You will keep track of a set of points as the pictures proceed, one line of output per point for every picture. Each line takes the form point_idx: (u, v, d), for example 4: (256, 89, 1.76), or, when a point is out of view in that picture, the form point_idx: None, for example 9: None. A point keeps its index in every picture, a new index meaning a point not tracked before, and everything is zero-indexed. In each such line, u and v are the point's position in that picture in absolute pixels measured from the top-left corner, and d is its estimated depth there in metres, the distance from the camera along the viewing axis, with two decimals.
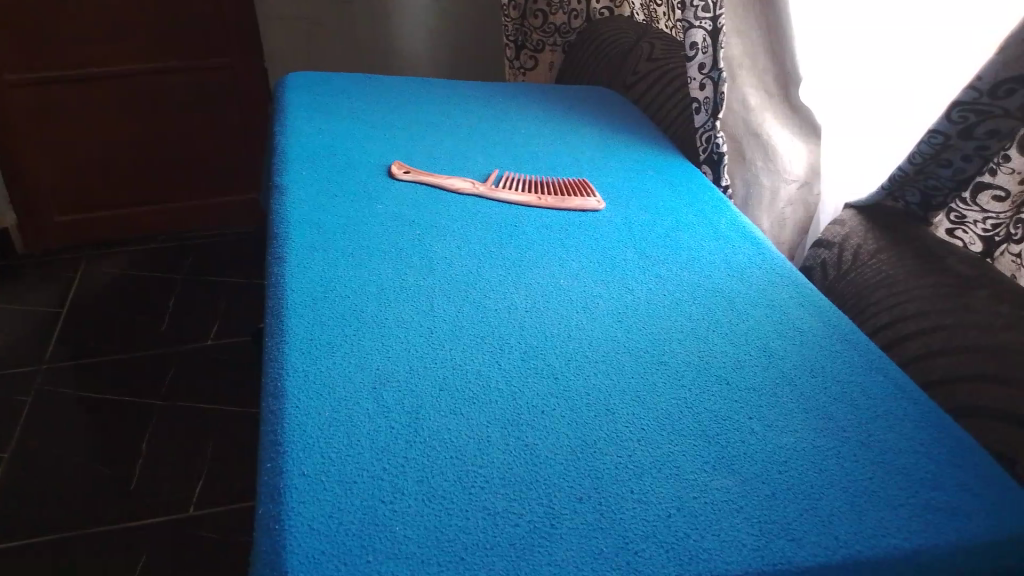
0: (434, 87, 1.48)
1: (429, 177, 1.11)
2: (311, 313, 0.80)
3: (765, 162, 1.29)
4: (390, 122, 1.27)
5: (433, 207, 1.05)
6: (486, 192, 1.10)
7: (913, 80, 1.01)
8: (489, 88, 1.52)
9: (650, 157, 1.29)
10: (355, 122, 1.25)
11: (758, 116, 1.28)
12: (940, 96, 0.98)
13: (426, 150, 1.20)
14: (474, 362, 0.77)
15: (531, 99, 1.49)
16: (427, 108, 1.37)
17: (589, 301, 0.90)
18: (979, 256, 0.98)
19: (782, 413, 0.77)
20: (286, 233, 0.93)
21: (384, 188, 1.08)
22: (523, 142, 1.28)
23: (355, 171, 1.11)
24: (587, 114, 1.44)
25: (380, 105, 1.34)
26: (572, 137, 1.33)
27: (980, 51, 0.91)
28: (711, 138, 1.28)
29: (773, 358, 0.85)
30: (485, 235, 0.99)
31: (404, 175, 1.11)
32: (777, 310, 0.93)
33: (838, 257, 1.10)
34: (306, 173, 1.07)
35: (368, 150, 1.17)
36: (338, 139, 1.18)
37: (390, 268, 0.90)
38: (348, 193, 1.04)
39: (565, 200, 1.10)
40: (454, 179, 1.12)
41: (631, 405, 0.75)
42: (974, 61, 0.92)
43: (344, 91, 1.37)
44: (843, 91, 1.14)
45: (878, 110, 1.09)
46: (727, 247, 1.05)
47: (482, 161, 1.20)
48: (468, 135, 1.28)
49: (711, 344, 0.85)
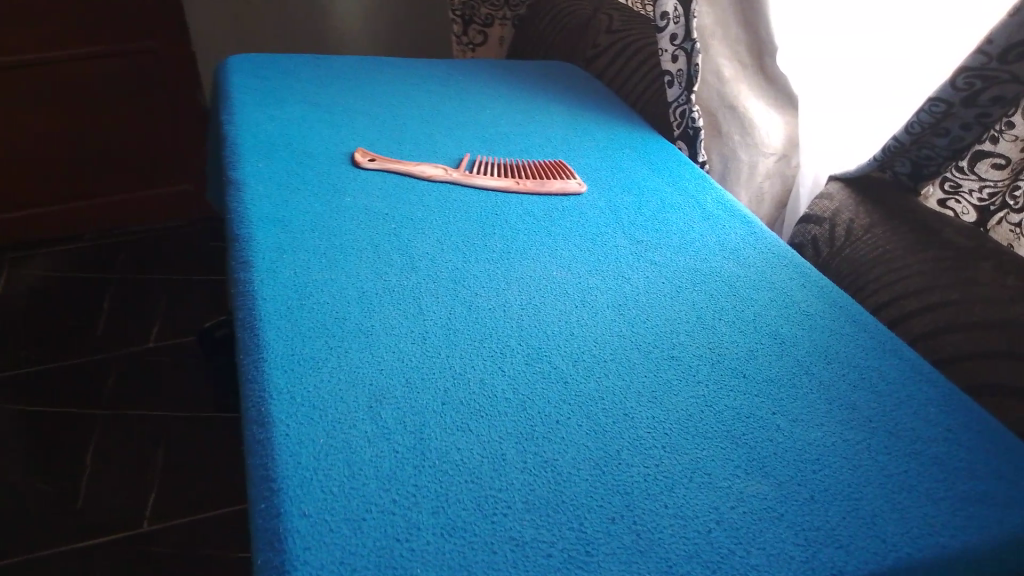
0: (385, 67, 1.39)
1: (396, 164, 1.03)
2: (288, 325, 0.72)
3: (742, 135, 1.24)
4: (346, 107, 1.18)
5: (405, 198, 0.97)
6: (461, 178, 1.02)
7: (909, 49, 0.99)
8: (445, 66, 1.44)
9: (624, 134, 1.23)
10: (308, 108, 1.15)
11: (734, 88, 1.23)
12: (942, 65, 0.95)
13: (390, 135, 1.12)
14: (476, 370, 0.70)
15: (490, 77, 1.41)
16: (383, 89, 1.28)
17: (587, 294, 0.83)
18: (972, 226, 0.95)
19: (806, 406, 0.72)
20: (250, 233, 0.84)
21: (350, 178, 1.00)
22: (491, 124, 1.21)
23: (317, 160, 1.02)
24: (552, 91, 1.37)
25: (333, 87, 1.25)
26: (540, 116, 1.26)
27: (990, 17, 0.88)
28: (686, 112, 1.23)
29: (786, 345, 0.80)
30: (466, 226, 0.92)
31: (369, 162, 1.03)
32: (780, 293, 0.89)
33: (830, 233, 1.05)
34: (263, 165, 0.98)
35: (327, 138, 1.08)
36: (293, 127, 1.09)
37: (369, 269, 0.82)
38: (311, 186, 0.96)
39: (544, 183, 1.03)
40: (424, 166, 1.04)
41: (650, 408, 0.69)
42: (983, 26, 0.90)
43: (291, 74, 1.27)
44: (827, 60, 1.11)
45: (869, 80, 1.06)
46: (718, 227, 1.00)
47: (452, 145, 1.13)
48: (431, 118, 1.20)
49: (721, 333, 0.80)
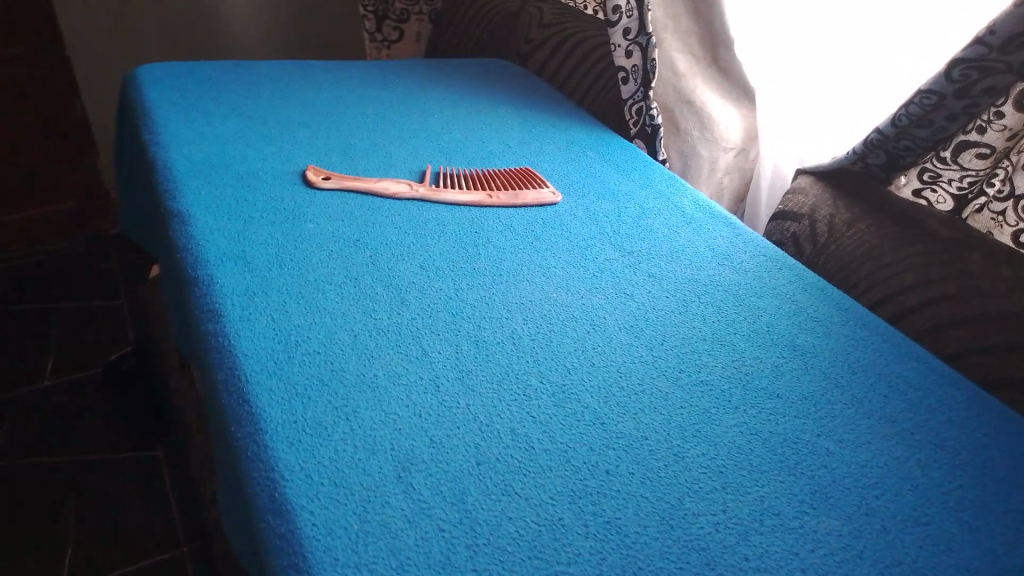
0: (313, 71, 1.27)
1: (353, 182, 0.93)
2: (281, 385, 0.62)
3: (701, 131, 1.20)
4: (282, 120, 1.07)
5: (373, 220, 0.87)
6: (429, 193, 0.94)
7: (884, 48, 0.94)
8: (377, 70, 1.33)
9: (580, 134, 1.17)
10: (241, 124, 1.03)
11: (689, 82, 1.18)
12: (924, 68, 0.89)
13: (337, 148, 1.02)
14: (504, 417, 0.63)
15: (428, 79, 1.31)
16: (316, 98, 1.16)
17: (595, 316, 0.77)
18: (948, 215, 0.93)
19: (846, 424, 0.69)
20: (210, 276, 0.73)
21: (306, 201, 0.89)
22: (441, 132, 1.12)
23: (265, 183, 0.91)
24: (495, 91, 1.30)
25: (264, 97, 1.13)
26: (491, 119, 1.18)
27: (976, 20, 0.83)
28: (642, 109, 1.18)
29: (807, 357, 0.76)
30: (447, 250, 0.84)
31: (324, 181, 0.92)
32: (785, 298, 0.85)
33: (812, 229, 1.02)
34: (206, 194, 0.86)
35: (269, 157, 0.96)
36: (229, 147, 0.97)
37: (355, 306, 0.73)
38: (265, 213, 0.85)
39: (518, 194, 0.97)
40: (385, 182, 0.95)
41: (697, 445, 0.63)
42: (967, 27, 0.85)
43: (213, 85, 1.14)
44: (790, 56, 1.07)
45: (839, 77, 1.00)
46: (702, 231, 0.95)
47: (406, 156, 1.03)
48: (377, 128, 1.10)
49: (741, 350, 0.76)
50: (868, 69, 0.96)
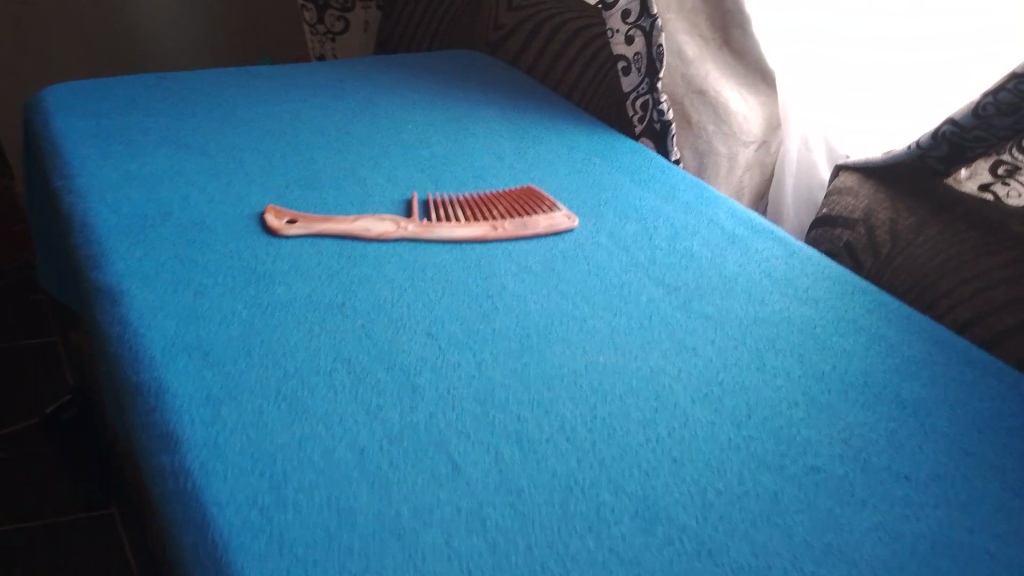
0: (255, 79, 1.07)
1: (323, 225, 0.75)
2: (274, 547, 0.45)
3: (717, 123, 1.03)
4: (228, 147, 0.87)
5: (358, 274, 0.70)
6: (420, 230, 0.77)
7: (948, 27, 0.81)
8: (329, 71, 1.13)
9: (580, 138, 1.00)
10: (177, 156, 0.84)
11: (700, 68, 1.03)
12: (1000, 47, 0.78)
13: (299, 178, 0.83)
14: (583, 559, 0.46)
15: (390, 80, 1.12)
16: (264, 114, 0.97)
17: (659, 384, 0.61)
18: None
19: (997, 510, 0.54)
20: (159, 381, 0.55)
21: (270, 254, 0.71)
22: (418, 146, 0.94)
23: (215, 235, 0.72)
24: (471, 90, 1.12)
25: (202, 119, 0.93)
26: (474, 125, 1.01)
27: None
28: (649, 103, 1.02)
29: (922, 415, 0.61)
30: (457, 308, 0.67)
31: (290, 227, 0.74)
32: (870, 333, 0.70)
33: (869, 238, 0.87)
34: (142, 257, 0.68)
35: (216, 198, 0.78)
36: (164, 188, 0.78)
37: (355, 404, 0.55)
38: (220, 278, 0.66)
39: (526, 221, 0.80)
40: (365, 220, 0.77)
41: (835, 568, 0.48)
42: None
43: (135, 106, 0.94)
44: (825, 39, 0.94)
45: (886, 60, 0.88)
46: (750, 251, 0.80)
47: (382, 181, 0.85)
48: (342, 146, 0.91)
49: (843, 415, 0.60)
50: (932, 49, 0.83)
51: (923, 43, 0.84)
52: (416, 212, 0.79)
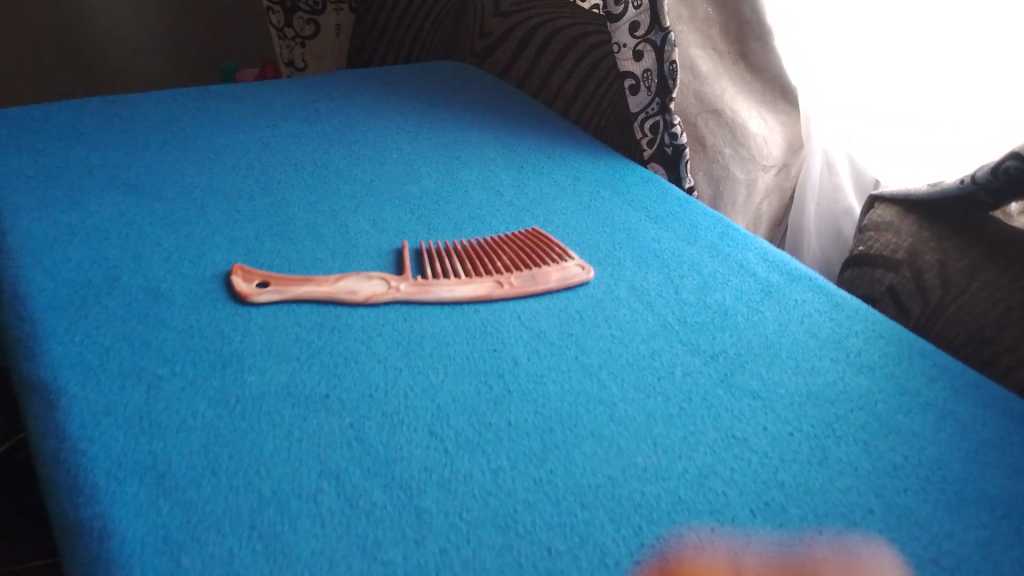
0: (217, 101, 0.95)
1: (301, 288, 0.64)
2: None
3: (734, 147, 0.93)
4: (188, 189, 0.76)
5: (344, 352, 0.59)
6: (414, 289, 0.66)
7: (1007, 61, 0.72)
8: (302, 89, 1.01)
9: (585, 166, 0.90)
10: (127, 202, 0.73)
11: (715, 85, 0.93)
12: None
13: (271, 227, 0.72)
14: None
15: (370, 99, 1.01)
16: (230, 145, 0.85)
17: (711, 492, 0.51)
18: None
19: None
20: (103, 520, 0.44)
21: (239, 329, 0.60)
22: (406, 180, 0.83)
23: (173, 307, 0.61)
24: (460, 110, 1.01)
25: (158, 154, 0.82)
26: (467, 153, 0.90)
27: None
28: (659, 124, 0.91)
29: (1015, 520, 0.52)
30: (463, 393, 0.56)
31: (261, 293, 0.63)
32: (937, 410, 0.61)
33: (916, 282, 0.77)
34: (84, 340, 0.56)
35: (174, 256, 0.67)
36: (111, 245, 0.67)
37: (348, 542, 0.45)
38: (179, 366, 0.55)
39: (535, 274, 0.69)
40: (349, 280, 0.66)
41: None
42: None
43: (79, 139, 0.82)
44: (861, 68, 0.85)
45: (933, 93, 0.79)
46: (790, 305, 0.70)
47: (367, 227, 0.74)
48: (318, 184, 0.80)
49: (927, 522, 0.51)
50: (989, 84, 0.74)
51: (982, 76, 0.74)
52: (407, 267, 0.69)
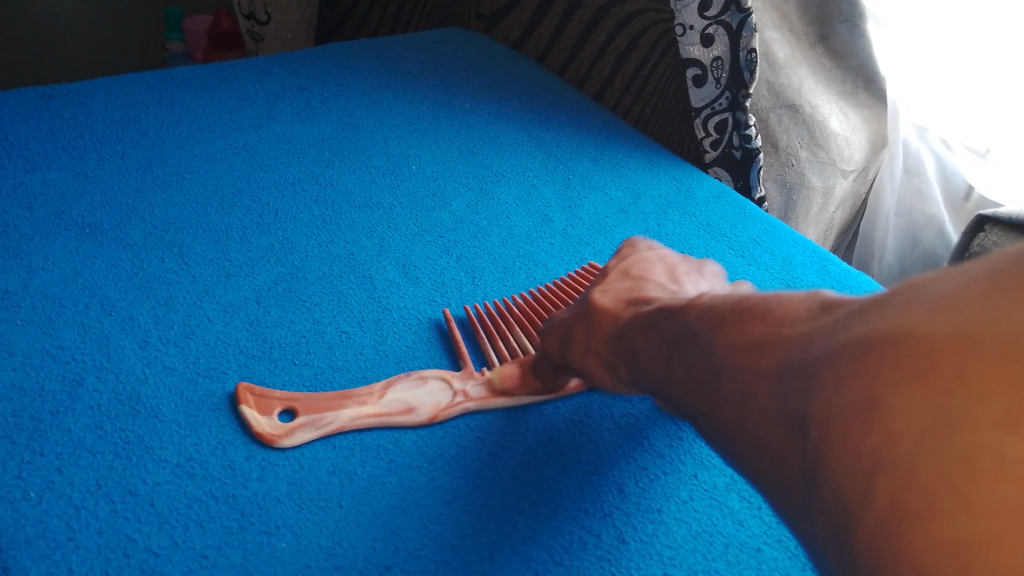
0: (183, 89, 0.77)
1: (339, 415, 0.47)
2: None
3: (811, 149, 0.81)
4: (162, 231, 0.59)
5: (399, 490, 0.44)
6: (488, 392, 0.50)
7: None
8: (287, 71, 0.83)
9: (641, 175, 0.75)
10: (84, 258, 0.56)
11: (793, 75, 0.78)
12: None
13: (279, 286, 0.56)
14: None
15: (370, 83, 0.83)
16: (207, 159, 0.67)
17: None
18: None
19: None
20: None
21: (256, 462, 0.44)
22: (434, 205, 0.67)
23: (162, 427, 0.46)
24: (479, 97, 0.84)
25: (117, 176, 0.64)
26: (501, 160, 0.74)
27: None
28: (728, 122, 0.76)
29: None
30: (567, 549, 0.42)
31: (293, 435, 0.45)
32: None
33: None
34: (42, 493, 0.41)
35: (154, 341, 0.51)
36: (70, 331, 0.50)
37: None
38: (179, 530, 0.40)
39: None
40: (398, 390, 0.49)
41: None
42: None
43: (11, 155, 0.64)
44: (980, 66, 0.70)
45: None
46: None
47: (397, 279, 0.59)
48: (325, 214, 0.63)
49: None
50: None
51: None
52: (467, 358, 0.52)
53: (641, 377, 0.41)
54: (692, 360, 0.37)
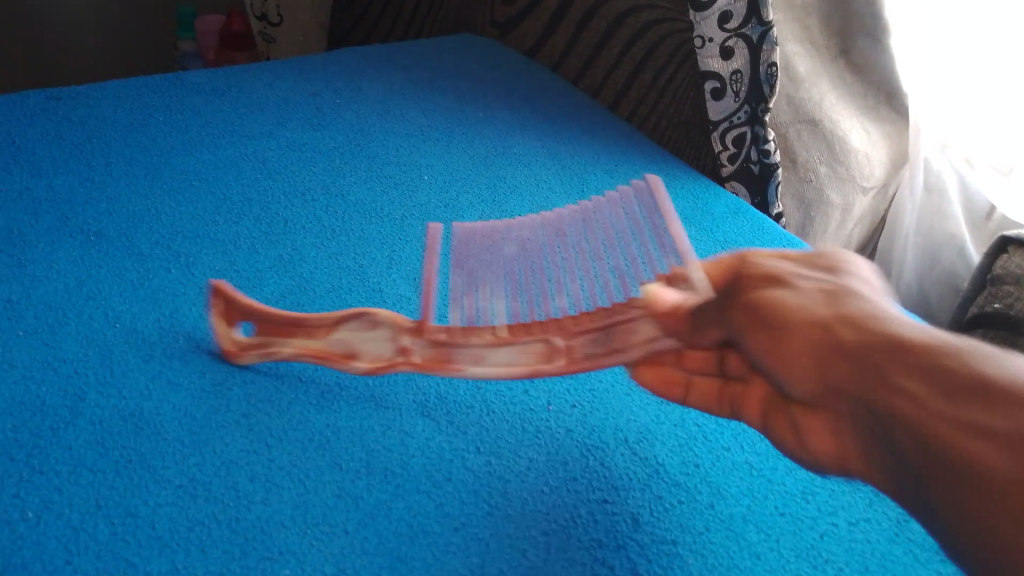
0: (193, 93, 0.76)
1: (286, 345, 0.49)
2: None
3: (831, 165, 0.80)
4: (167, 240, 0.58)
5: (406, 515, 0.43)
6: (431, 356, 0.46)
7: None
8: (298, 77, 0.82)
9: None
10: (88, 267, 0.55)
11: (813, 90, 0.77)
12: None
13: (287, 298, 0.55)
14: None
15: (383, 90, 0.82)
16: (215, 165, 0.66)
17: None
18: None
19: None
20: None
21: (258, 483, 0.43)
22: (446, 216, 0.66)
23: (164, 444, 0.44)
24: (493, 106, 0.83)
25: (123, 182, 0.63)
26: (514, 171, 0.73)
27: None
28: (745, 136, 0.75)
29: None
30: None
31: (251, 353, 0.49)
32: None
33: None
34: (40, 512, 0.40)
35: (158, 354, 0.50)
36: (72, 343, 0.49)
37: None
38: (180, 555, 0.39)
39: (626, 329, 0.43)
40: (349, 327, 0.48)
41: None
42: None
43: (17, 159, 0.63)
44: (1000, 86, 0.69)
45: None
46: None
47: (408, 292, 0.57)
48: (335, 225, 0.62)
49: None
50: None
51: None
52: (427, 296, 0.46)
53: (809, 366, 0.36)
54: (899, 372, 0.33)
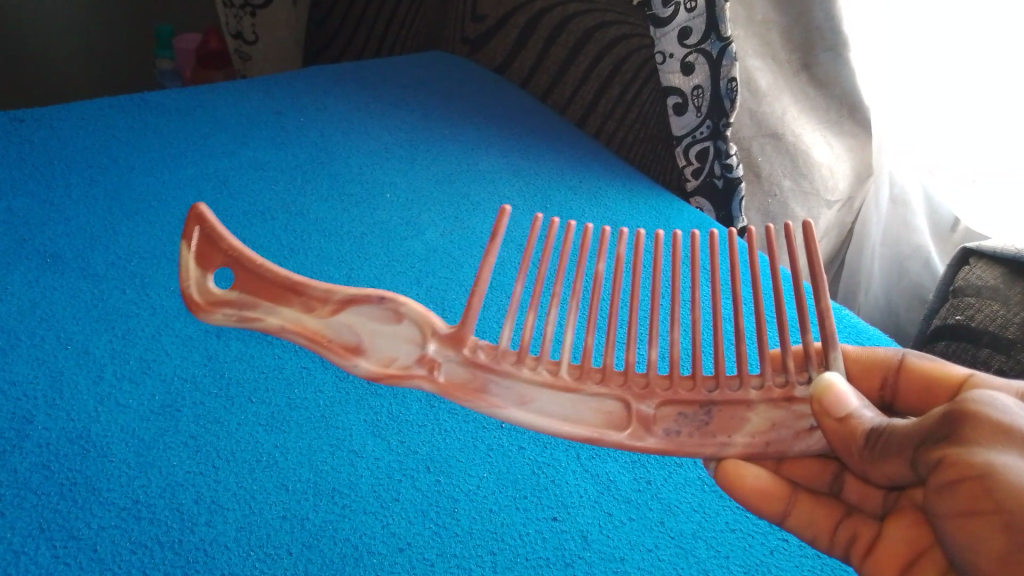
0: (157, 113, 0.76)
1: (272, 314, 0.35)
2: None
3: (795, 179, 0.82)
4: (123, 261, 0.58)
5: (351, 536, 0.43)
6: (459, 378, 0.36)
7: None
8: (264, 96, 0.82)
9: (619, 203, 0.74)
10: (42, 289, 0.55)
11: (775, 104, 0.78)
12: None
13: None
14: None
15: (348, 108, 0.82)
16: (174, 185, 0.66)
17: None
18: None
19: None
20: None
21: (202, 505, 0.43)
22: (406, 234, 0.66)
23: (109, 466, 0.44)
24: (460, 123, 0.83)
25: (81, 201, 0.63)
26: (476, 188, 0.73)
27: None
28: (709, 151, 0.75)
29: None
30: None
31: (215, 306, 0.34)
32: None
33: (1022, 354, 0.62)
34: None
35: (110, 376, 0.50)
36: (22, 365, 0.49)
37: None
38: None
39: (732, 415, 0.36)
40: (357, 313, 0.35)
41: None
42: None
43: None
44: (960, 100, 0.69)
45: None
46: None
47: None
48: (294, 244, 0.62)
49: None
50: None
51: None
52: (476, 304, 0.36)
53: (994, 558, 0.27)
54: None
